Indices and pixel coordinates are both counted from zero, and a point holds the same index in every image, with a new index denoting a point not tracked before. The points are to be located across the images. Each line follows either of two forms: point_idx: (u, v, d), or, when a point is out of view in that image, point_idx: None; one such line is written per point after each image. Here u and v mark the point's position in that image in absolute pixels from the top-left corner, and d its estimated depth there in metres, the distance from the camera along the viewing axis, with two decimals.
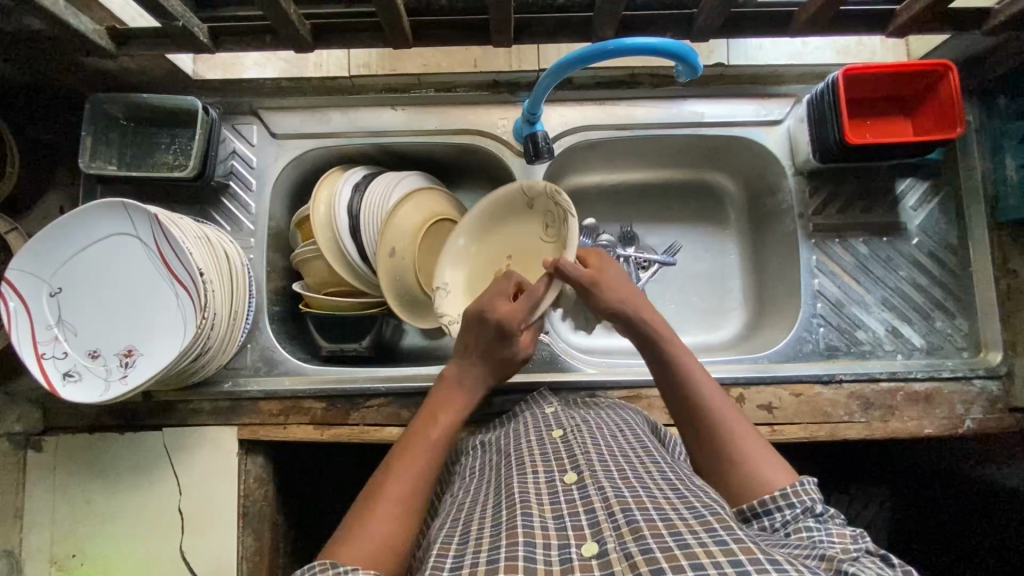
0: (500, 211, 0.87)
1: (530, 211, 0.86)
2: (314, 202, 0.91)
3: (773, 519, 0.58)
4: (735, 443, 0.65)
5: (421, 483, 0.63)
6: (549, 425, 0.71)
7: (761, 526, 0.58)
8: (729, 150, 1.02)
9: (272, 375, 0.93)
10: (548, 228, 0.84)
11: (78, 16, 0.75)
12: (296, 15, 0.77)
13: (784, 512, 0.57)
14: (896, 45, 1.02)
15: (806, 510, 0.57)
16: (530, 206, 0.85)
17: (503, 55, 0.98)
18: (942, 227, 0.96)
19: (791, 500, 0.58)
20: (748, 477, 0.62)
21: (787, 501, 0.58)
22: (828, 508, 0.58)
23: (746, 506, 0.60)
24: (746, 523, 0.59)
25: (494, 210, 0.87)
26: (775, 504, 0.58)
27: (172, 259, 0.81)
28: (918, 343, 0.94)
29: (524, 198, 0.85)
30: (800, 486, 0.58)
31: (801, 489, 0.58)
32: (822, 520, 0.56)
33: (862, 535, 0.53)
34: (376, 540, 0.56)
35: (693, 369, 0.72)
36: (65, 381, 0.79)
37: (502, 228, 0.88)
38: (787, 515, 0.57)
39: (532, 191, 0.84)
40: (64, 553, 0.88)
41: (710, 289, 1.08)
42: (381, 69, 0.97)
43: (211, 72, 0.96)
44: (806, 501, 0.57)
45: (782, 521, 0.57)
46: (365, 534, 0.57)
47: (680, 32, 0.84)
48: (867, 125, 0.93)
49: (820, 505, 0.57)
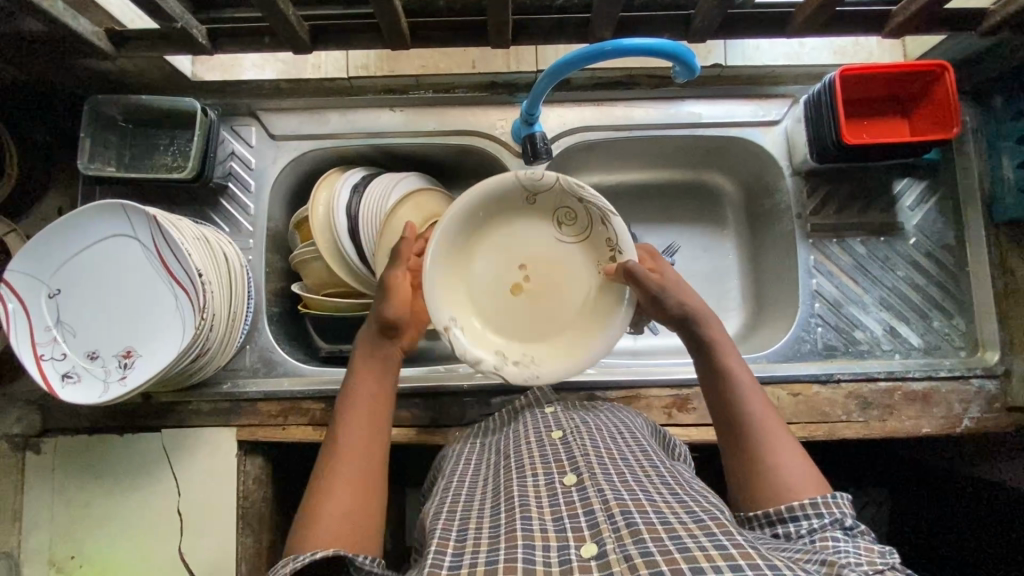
0: (485, 210, 0.80)
1: (529, 206, 0.82)
2: (312, 204, 0.92)
3: (798, 526, 0.58)
4: (768, 443, 0.65)
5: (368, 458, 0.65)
6: (549, 425, 0.71)
7: (784, 531, 0.59)
8: (726, 150, 1.02)
9: (271, 376, 0.93)
10: (562, 224, 0.82)
11: (78, 17, 0.75)
12: (295, 17, 0.77)
13: (811, 521, 0.58)
14: (893, 45, 1.02)
15: (834, 522, 0.58)
16: (530, 200, 0.81)
17: (501, 55, 0.97)
18: (939, 227, 0.96)
19: (820, 511, 0.58)
20: (773, 483, 0.62)
21: (816, 511, 0.58)
22: (858, 524, 0.58)
23: (771, 511, 0.60)
24: (768, 527, 0.60)
25: (487, 211, 0.81)
26: (802, 512, 0.59)
27: (171, 262, 0.81)
28: (916, 343, 0.95)
29: (522, 192, 0.80)
30: (832, 499, 0.59)
31: (832, 502, 0.59)
32: (850, 534, 0.57)
33: (889, 551, 0.54)
34: (334, 526, 0.58)
35: (734, 361, 0.73)
36: (64, 382, 0.79)
37: (497, 231, 0.82)
38: (814, 523, 0.58)
39: (538, 184, 0.79)
40: (63, 554, 0.88)
41: (709, 289, 1.09)
42: (379, 70, 0.96)
43: (210, 73, 0.95)
44: (836, 514, 0.58)
45: (807, 528, 0.58)
46: (320, 522, 0.58)
47: (677, 33, 0.84)
48: (864, 125, 0.93)
49: (851, 520, 0.58)
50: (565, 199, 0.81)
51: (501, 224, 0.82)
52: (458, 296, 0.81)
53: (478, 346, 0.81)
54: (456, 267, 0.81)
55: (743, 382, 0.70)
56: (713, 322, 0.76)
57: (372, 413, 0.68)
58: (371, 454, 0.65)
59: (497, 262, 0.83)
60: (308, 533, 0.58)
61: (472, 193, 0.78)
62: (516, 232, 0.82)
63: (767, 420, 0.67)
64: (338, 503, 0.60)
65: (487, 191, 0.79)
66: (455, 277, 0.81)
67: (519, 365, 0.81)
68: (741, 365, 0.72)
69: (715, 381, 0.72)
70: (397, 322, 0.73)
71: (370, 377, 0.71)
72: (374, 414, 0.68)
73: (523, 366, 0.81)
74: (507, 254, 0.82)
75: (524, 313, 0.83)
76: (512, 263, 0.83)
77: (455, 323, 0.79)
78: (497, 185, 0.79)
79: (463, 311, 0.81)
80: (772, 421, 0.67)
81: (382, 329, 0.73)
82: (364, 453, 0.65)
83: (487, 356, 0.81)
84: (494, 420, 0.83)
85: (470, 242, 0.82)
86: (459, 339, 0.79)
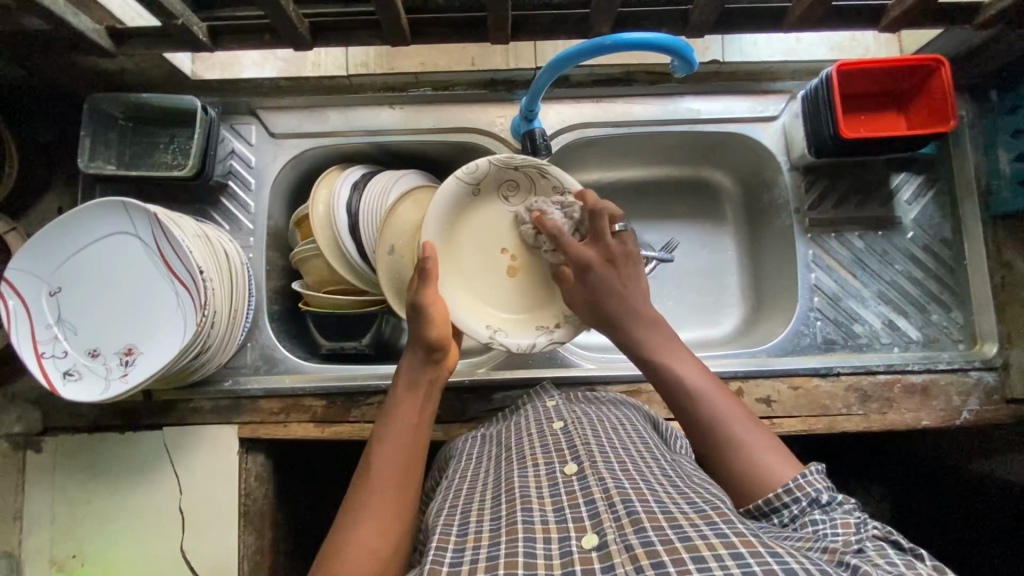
0: (449, 224, 0.86)
1: (476, 195, 0.87)
2: (313, 200, 0.91)
3: (781, 516, 0.58)
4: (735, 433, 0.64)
5: (404, 488, 0.63)
6: (550, 416, 0.72)
7: (770, 523, 0.59)
8: (724, 147, 1.03)
9: (272, 374, 0.94)
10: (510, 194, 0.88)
11: (78, 14, 0.76)
12: (295, 14, 0.78)
13: (791, 508, 0.58)
14: (889, 41, 1.03)
15: (811, 502, 0.57)
16: (476, 192, 0.87)
17: (500, 54, 1.01)
18: (936, 221, 0.97)
19: (795, 495, 0.58)
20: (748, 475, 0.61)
21: (792, 497, 0.58)
22: (835, 496, 0.58)
23: (753, 506, 0.60)
24: (756, 521, 0.60)
25: (450, 221, 0.86)
26: (781, 501, 0.58)
27: (172, 259, 0.81)
28: (915, 336, 0.95)
29: (466, 191, 0.86)
30: (805, 478, 0.58)
31: (804, 481, 0.58)
32: (829, 510, 0.56)
33: (864, 521, 0.53)
34: (370, 547, 0.57)
35: (665, 343, 0.74)
36: (65, 380, 0.79)
37: (466, 230, 0.88)
38: (794, 510, 0.57)
39: (475, 175, 0.85)
40: (64, 554, 0.88)
41: (707, 284, 1.09)
42: (378, 67, 1.00)
43: (209, 72, 0.98)
44: (811, 493, 0.58)
45: (790, 516, 0.57)
46: (356, 543, 0.57)
47: (675, 28, 0.85)
48: (862, 119, 0.94)
49: (827, 495, 0.57)
50: (502, 175, 0.86)
51: (467, 226, 0.88)
52: (482, 304, 0.88)
53: (522, 331, 0.88)
54: (457, 280, 0.87)
55: (686, 369, 0.71)
56: (640, 320, 0.76)
57: (407, 440, 0.67)
58: (411, 480, 0.64)
59: (481, 257, 0.89)
60: (341, 553, 0.56)
61: (432, 219, 0.84)
62: (483, 223, 0.88)
63: (713, 400, 0.67)
64: (370, 528, 0.58)
65: (441, 210, 0.85)
66: (461, 290, 0.87)
67: (562, 325, 0.88)
68: (676, 349, 0.74)
69: (658, 384, 0.72)
70: (438, 342, 0.75)
71: (409, 407, 0.71)
72: (410, 440, 0.68)
73: (565, 322, 0.88)
74: (486, 248, 0.89)
75: (529, 284, 0.89)
76: (492, 251, 0.89)
77: (496, 328, 0.87)
78: (443, 201, 0.84)
79: (493, 313, 0.88)
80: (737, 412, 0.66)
81: (425, 353, 0.75)
82: (402, 477, 0.64)
83: (535, 335, 0.87)
84: (497, 416, 0.84)
85: (453, 254, 0.88)
86: (508, 338, 0.87)
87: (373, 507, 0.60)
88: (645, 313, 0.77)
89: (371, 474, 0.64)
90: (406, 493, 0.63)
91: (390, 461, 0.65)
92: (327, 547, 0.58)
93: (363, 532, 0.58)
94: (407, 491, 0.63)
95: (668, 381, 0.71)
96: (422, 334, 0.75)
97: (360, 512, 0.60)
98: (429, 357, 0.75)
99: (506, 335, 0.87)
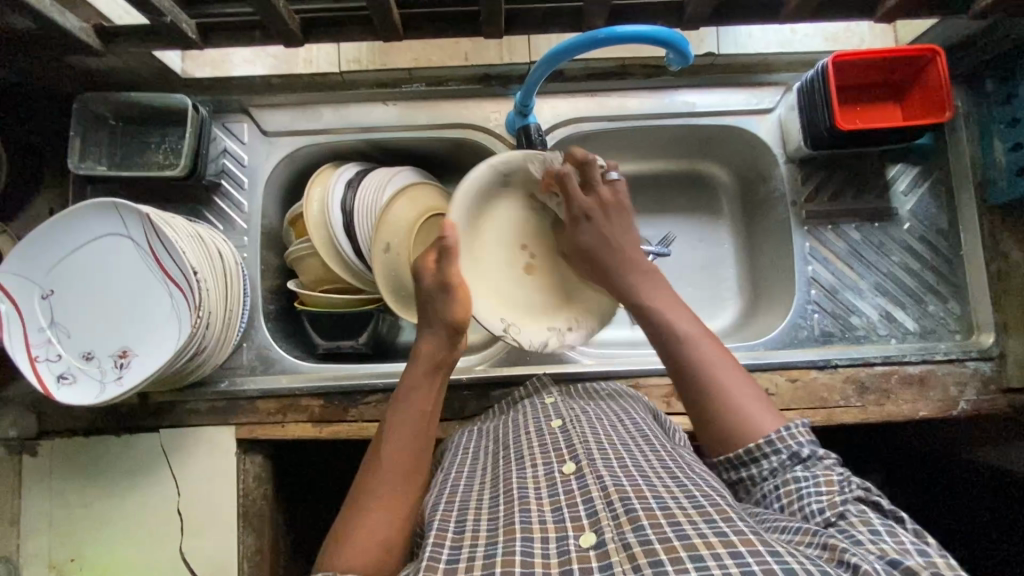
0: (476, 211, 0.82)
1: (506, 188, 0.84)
2: (307, 202, 0.91)
3: (760, 468, 0.60)
4: (732, 411, 0.63)
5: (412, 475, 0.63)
6: (548, 414, 0.71)
7: (747, 472, 0.61)
8: (720, 140, 1.03)
9: (269, 374, 0.93)
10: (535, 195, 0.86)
11: (64, 12, 0.74)
12: (285, 9, 0.77)
13: (771, 460, 0.60)
14: (884, 31, 1.04)
15: (792, 457, 0.59)
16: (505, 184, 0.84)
17: (494, 48, 1.00)
18: (932, 212, 0.97)
19: (776, 447, 0.59)
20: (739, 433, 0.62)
21: (773, 449, 0.59)
22: (815, 449, 0.59)
23: (735, 457, 0.61)
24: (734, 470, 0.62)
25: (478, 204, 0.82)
26: (760, 453, 0.60)
27: (164, 258, 0.80)
28: (912, 327, 0.95)
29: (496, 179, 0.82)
30: (788, 432, 0.60)
31: (791, 434, 0.59)
32: (807, 465, 0.58)
33: (847, 481, 0.56)
34: (376, 538, 0.57)
35: (658, 292, 0.74)
36: (60, 383, 0.79)
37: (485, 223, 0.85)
38: (775, 463, 0.59)
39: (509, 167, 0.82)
40: (63, 557, 0.87)
41: (705, 279, 1.09)
42: (371, 63, 0.99)
43: (200, 69, 0.97)
44: (792, 446, 0.59)
45: (769, 469, 0.60)
46: (359, 532, 0.57)
47: (670, 21, 0.85)
48: (858, 111, 0.93)
49: (807, 450, 0.59)
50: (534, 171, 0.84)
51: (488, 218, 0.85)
52: (501, 300, 0.84)
53: (535, 329, 0.85)
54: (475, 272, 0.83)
55: (681, 321, 0.69)
56: (634, 270, 0.76)
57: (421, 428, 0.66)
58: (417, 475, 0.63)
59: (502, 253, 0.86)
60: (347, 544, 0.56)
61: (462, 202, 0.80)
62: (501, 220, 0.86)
63: (705, 351, 0.66)
64: (377, 519, 0.58)
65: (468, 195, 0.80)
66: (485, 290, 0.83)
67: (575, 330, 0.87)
68: (670, 301, 0.72)
69: (651, 332, 0.70)
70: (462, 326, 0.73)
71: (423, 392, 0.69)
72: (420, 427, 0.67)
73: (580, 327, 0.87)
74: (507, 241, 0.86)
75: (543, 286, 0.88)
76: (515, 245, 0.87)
77: (510, 321, 0.83)
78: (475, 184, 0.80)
79: (510, 308, 0.85)
80: (729, 376, 0.65)
81: (448, 335, 0.72)
82: (408, 471, 0.63)
83: (547, 334, 0.85)
84: (494, 408, 0.84)
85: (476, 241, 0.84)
86: (520, 334, 0.83)
87: (379, 500, 0.60)
88: (647, 270, 0.77)
89: (378, 465, 0.63)
90: (412, 483, 0.62)
91: (403, 449, 0.64)
92: (332, 538, 0.58)
93: (366, 523, 0.58)
94: (414, 481, 0.63)
95: (663, 333, 0.69)
96: (446, 314, 0.72)
97: (365, 503, 0.60)
98: (452, 337, 0.72)
99: (519, 330, 0.83)
